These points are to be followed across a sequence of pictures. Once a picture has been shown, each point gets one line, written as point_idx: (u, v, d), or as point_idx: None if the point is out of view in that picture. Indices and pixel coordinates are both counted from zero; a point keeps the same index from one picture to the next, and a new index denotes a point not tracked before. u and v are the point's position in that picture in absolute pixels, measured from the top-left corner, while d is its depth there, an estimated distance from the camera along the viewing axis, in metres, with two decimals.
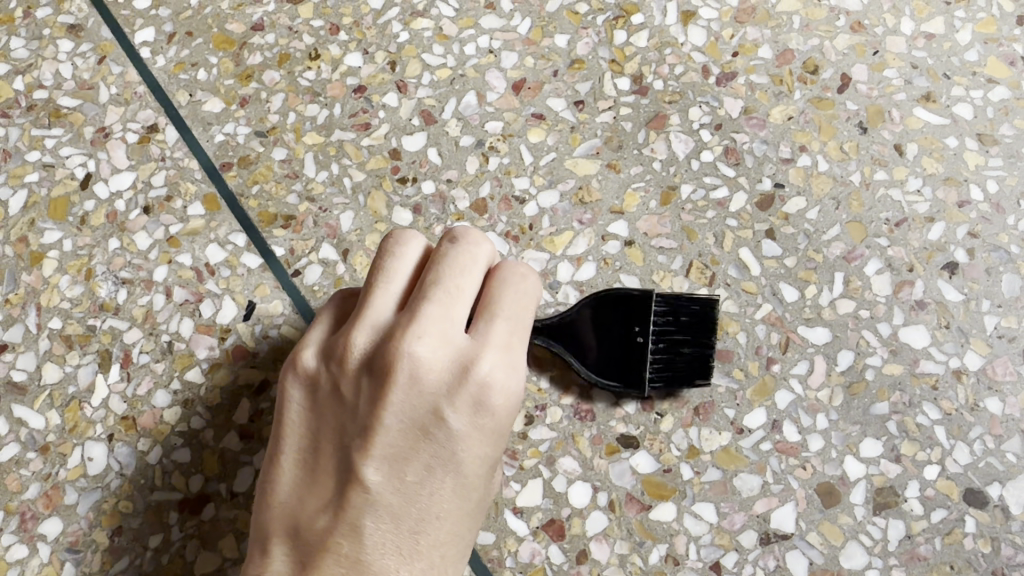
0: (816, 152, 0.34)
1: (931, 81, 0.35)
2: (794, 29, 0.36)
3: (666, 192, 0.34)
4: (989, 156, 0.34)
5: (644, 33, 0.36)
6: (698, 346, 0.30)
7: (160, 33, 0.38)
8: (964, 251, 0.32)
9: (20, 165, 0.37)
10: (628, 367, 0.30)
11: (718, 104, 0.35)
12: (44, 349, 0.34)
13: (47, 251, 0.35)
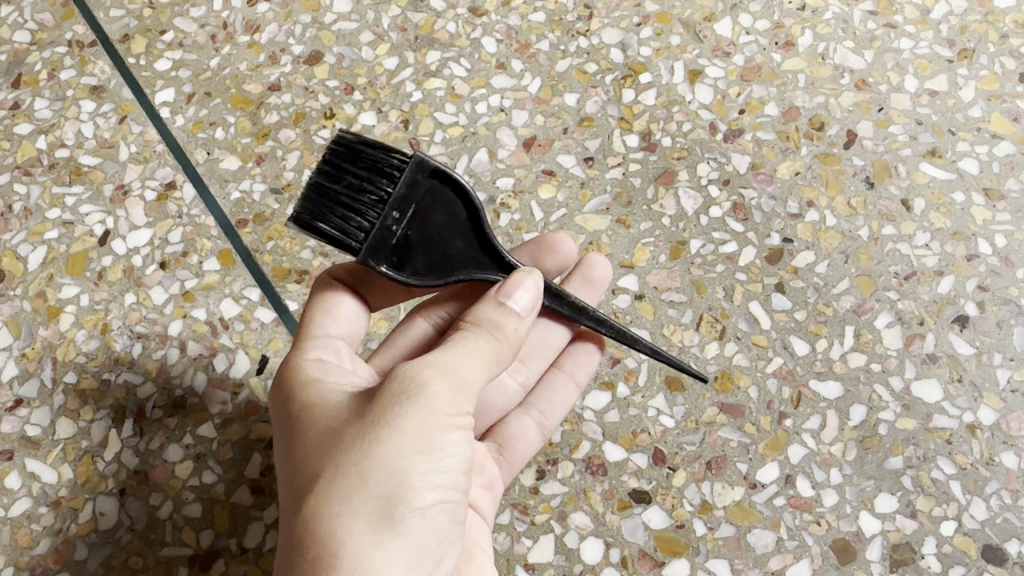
0: (824, 207, 0.34)
1: (936, 137, 0.35)
2: (799, 87, 0.37)
3: (675, 247, 0.34)
4: (997, 210, 0.34)
5: (652, 92, 0.37)
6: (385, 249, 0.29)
7: (180, 93, 0.39)
8: (974, 304, 0.32)
9: (40, 222, 0.37)
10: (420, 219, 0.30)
11: (726, 160, 0.35)
12: (58, 403, 0.34)
13: (64, 305, 0.36)
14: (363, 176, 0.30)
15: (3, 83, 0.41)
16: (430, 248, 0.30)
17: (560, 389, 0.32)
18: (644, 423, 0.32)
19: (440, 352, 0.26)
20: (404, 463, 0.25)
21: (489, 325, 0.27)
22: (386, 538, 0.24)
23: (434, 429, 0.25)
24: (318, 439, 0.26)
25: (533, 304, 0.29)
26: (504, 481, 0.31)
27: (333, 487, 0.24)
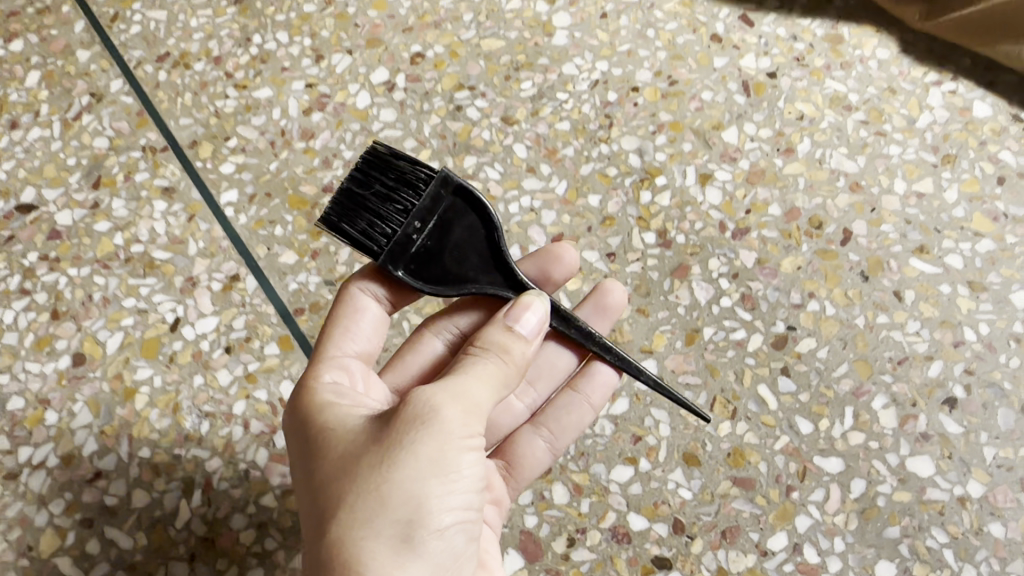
0: (823, 298, 0.38)
1: (924, 235, 0.39)
2: (799, 189, 0.41)
3: (690, 334, 0.38)
4: (980, 301, 0.38)
5: (667, 194, 0.41)
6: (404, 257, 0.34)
7: (243, 194, 0.44)
8: (962, 387, 0.36)
9: (118, 310, 0.42)
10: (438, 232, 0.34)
11: (735, 255, 0.39)
12: (134, 475, 0.38)
13: (139, 386, 0.40)
14: (389, 185, 0.35)
15: (84, 185, 0.45)
16: (445, 256, 0.34)
17: (575, 410, 0.35)
18: (665, 495, 0.35)
19: (451, 379, 0.29)
20: (421, 488, 0.27)
21: (497, 351, 0.31)
22: (405, 555, 0.27)
23: (446, 453, 0.28)
24: (337, 462, 0.28)
25: (535, 336, 0.32)
26: (538, 549, 0.34)
27: (355, 511, 0.27)
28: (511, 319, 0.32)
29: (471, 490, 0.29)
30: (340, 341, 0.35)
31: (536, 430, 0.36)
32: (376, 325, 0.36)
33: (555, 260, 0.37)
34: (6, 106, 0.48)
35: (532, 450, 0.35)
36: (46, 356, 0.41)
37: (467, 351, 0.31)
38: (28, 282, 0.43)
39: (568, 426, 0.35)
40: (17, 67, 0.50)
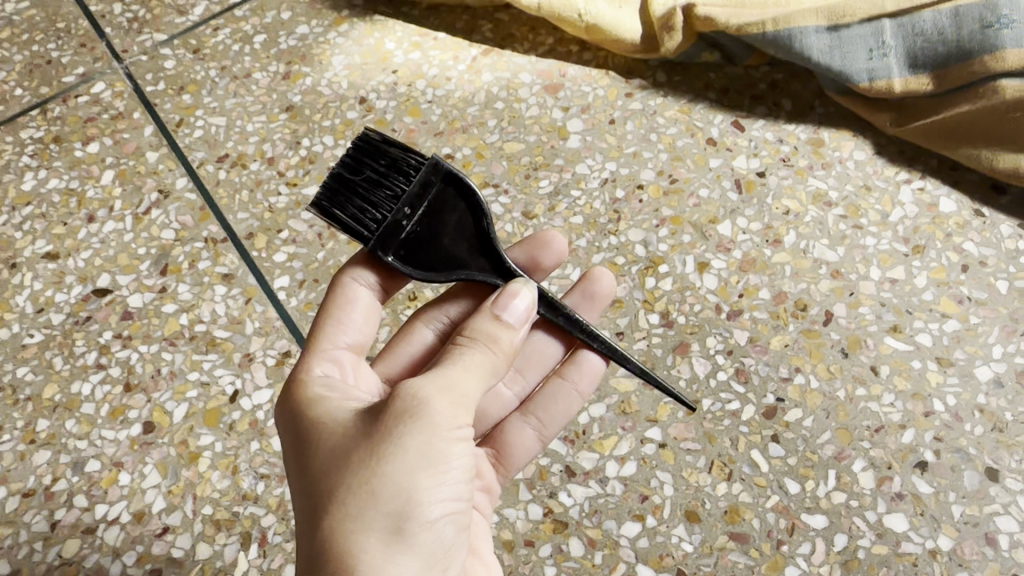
0: (808, 372, 0.43)
1: (897, 316, 0.44)
2: (786, 276, 0.46)
3: (690, 404, 0.43)
4: (947, 375, 0.43)
5: (669, 279, 0.47)
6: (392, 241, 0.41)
7: (294, 280, 0.50)
8: (932, 451, 0.41)
9: (183, 383, 0.47)
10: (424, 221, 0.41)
11: (729, 334, 0.45)
12: (197, 530, 0.42)
13: (202, 450, 0.45)
14: (382, 176, 0.42)
15: (153, 271, 0.51)
16: (429, 242, 0.41)
17: (562, 399, 0.42)
18: (669, 548, 0.39)
19: (437, 377, 0.34)
20: (409, 481, 0.32)
21: (481, 346, 0.36)
22: (394, 541, 0.32)
23: (431, 449, 0.33)
24: (334, 456, 0.33)
25: (514, 333, 0.37)
26: None
27: (350, 503, 0.32)
28: (497, 310, 0.38)
29: (453, 479, 0.34)
30: (333, 336, 0.41)
31: (526, 419, 0.42)
32: (367, 314, 0.43)
33: (544, 246, 0.44)
34: (84, 201, 0.55)
35: (523, 438, 0.41)
36: (120, 424, 0.46)
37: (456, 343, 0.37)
38: (104, 358, 0.48)
39: (556, 412, 0.42)
40: (94, 167, 0.56)
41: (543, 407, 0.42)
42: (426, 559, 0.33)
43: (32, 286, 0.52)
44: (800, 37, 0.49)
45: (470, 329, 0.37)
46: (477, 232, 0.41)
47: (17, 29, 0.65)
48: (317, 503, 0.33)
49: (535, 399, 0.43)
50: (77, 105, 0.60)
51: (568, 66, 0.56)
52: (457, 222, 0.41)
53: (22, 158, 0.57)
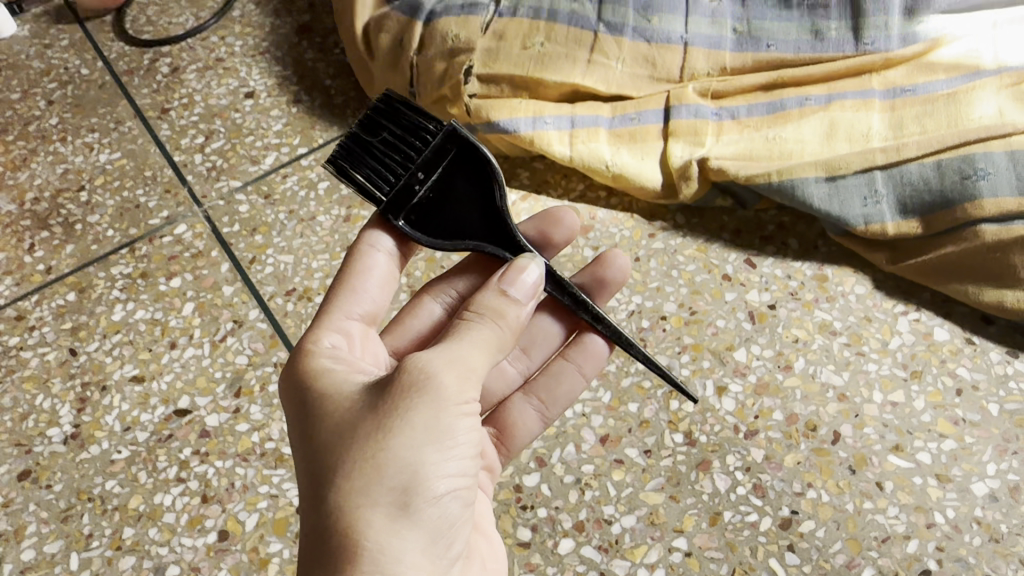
0: (820, 487, 0.48)
1: (898, 436, 0.49)
2: (797, 398, 0.51)
3: (713, 516, 0.48)
4: (946, 489, 0.47)
5: (691, 401, 0.52)
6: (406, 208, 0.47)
7: None
8: (934, 560, 0.45)
9: (254, 494, 0.53)
10: (437, 191, 0.47)
11: (747, 451, 0.50)
12: None
13: (271, 556, 0.51)
14: (399, 139, 0.48)
15: (228, 393, 0.58)
16: (438, 212, 0.47)
17: (566, 383, 0.49)
18: None
19: (443, 354, 0.39)
20: (414, 458, 0.37)
21: (482, 323, 0.41)
22: (398, 514, 0.36)
23: (433, 424, 0.37)
24: (341, 432, 0.37)
25: (517, 310, 0.42)
26: None
27: (357, 477, 0.36)
28: (503, 285, 0.42)
29: (452, 454, 0.38)
30: (345, 303, 0.46)
31: (529, 399, 0.49)
32: (380, 284, 0.48)
33: (556, 221, 0.53)
34: (167, 330, 0.62)
35: (525, 417, 0.49)
36: (198, 532, 0.52)
37: (462, 318, 0.41)
38: (184, 472, 0.54)
39: (558, 394, 0.49)
40: (176, 299, 0.64)
41: (546, 389, 0.49)
42: (427, 529, 0.37)
43: (120, 406, 0.58)
44: (801, 187, 0.56)
45: (475, 305, 0.42)
46: (484, 202, 0.47)
47: (109, 176, 0.74)
48: (324, 477, 0.37)
49: (538, 380, 0.50)
50: (162, 244, 0.68)
51: (597, 209, 0.63)
52: (464, 188, 0.47)
53: (113, 291, 0.65)
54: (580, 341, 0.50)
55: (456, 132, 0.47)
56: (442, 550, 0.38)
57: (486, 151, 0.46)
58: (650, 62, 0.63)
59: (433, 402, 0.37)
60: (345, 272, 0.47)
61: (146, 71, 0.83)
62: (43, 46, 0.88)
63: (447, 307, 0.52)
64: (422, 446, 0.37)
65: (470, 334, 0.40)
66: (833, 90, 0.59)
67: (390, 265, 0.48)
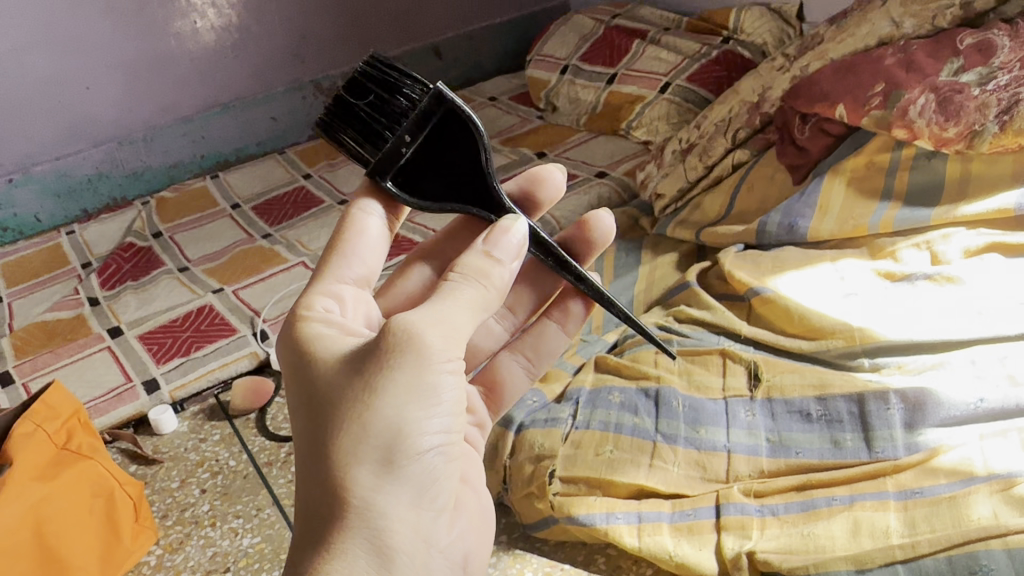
0: None
1: None
2: None
3: None
4: None
5: None
6: (398, 170, 0.58)
7: None
8: None
9: None
10: (424, 157, 0.58)
11: None
12: None
13: None
14: (392, 108, 0.60)
15: None
16: (426, 174, 0.58)
17: (547, 345, 0.70)
18: None
19: (428, 317, 0.48)
20: (395, 420, 0.46)
21: (467, 284, 0.50)
22: (378, 465, 0.46)
23: (414, 388, 0.47)
24: (333, 395, 0.47)
25: (501, 259, 0.52)
26: None
27: (348, 435, 0.46)
28: (485, 245, 0.52)
29: (436, 413, 0.48)
30: (336, 268, 0.57)
31: (516, 357, 0.70)
32: (370, 246, 0.59)
33: (543, 182, 0.64)
34: None
35: (514, 371, 0.70)
36: None
37: (452, 278, 0.51)
38: None
39: (541, 349, 0.70)
40: None
41: (531, 350, 0.70)
42: (410, 482, 0.47)
43: None
44: None
45: (462, 265, 0.51)
46: (466, 165, 0.57)
47: (250, 557, 0.88)
48: (320, 440, 0.47)
49: (524, 341, 0.70)
50: None
51: None
52: (446, 154, 0.57)
53: None
54: (565, 308, 0.69)
55: (441, 96, 0.56)
56: (425, 499, 0.49)
57: (471, 114, 0.56)
58: (702, 465, 0.77)
59: (414, 372, 0.47)
60: (341, 237, 0.58)
61: (282, 462, 1.01)
62: (199, 439, 1.07)
63: (436, 271, 0.68)
64: (404, 409, 0.46)
65: (452, 297, 0.50)
66: (854, 490, 0.71)
67: (377, 230, 0.59)
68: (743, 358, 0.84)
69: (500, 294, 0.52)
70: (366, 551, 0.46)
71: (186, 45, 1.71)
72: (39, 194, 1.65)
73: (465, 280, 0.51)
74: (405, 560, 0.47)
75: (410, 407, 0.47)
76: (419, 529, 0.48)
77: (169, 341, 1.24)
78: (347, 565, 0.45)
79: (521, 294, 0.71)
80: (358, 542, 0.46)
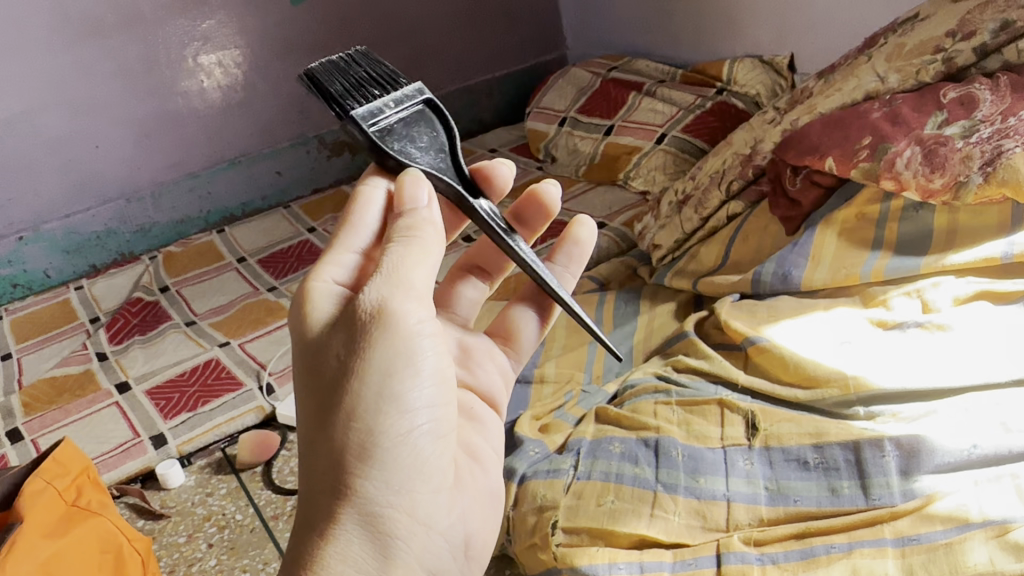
0: None
1: None
2: None
3: None
4: None
5: None
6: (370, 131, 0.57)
7: None
8: None
9: None
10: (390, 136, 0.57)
11: None
12: None
13: None
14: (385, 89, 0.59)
15: None
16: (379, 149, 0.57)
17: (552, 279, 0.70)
18: None
19: (386, 282, 0.49)
20: (373, 395, 0.48)
21: (405, 244, 0.50)
22: (364, 444, 0.47)
23: (389, 362, 0.48)
24: (317, 380, 0.49)
25: (419, 202, 0.52)
26: None
27: (332, 417, 0.47)
28: (396, 206, 0.52)
29: (415, 387, 0.49)
30: (346, 238, 0.54)
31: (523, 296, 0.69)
32: (377, 217, 0.56)
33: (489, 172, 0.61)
34: None
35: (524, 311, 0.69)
36: None
37: (393, 242, 0.50)
38: None
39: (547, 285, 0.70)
40: None
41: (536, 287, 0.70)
42: (401, 462, 0.48)
43: None
44: None
45: (394, 229, 0.51)
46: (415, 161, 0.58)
47: None
48: (311, 427, 0.49)
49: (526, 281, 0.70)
50: None
51: None
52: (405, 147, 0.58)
53: None
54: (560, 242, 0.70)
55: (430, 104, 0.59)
56: (420, 479, 0.49)
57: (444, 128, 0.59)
58: (702, 514, 0.78)
59: (389, 347, 0.48)
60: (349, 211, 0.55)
61: (288, 516, 1.02)
62: (205, 493, 1.08)
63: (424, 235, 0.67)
64: (382, 385, 0.48)
65: (398, 257, 0.50)
66: (852, 538, 0.71)
67: (386, 202, 0.56)
68: (740, 408, 0.86)
69: (438, 242, 0.52)
70: (362, 533, 0.46)
71: (194, 103, 1.75)
72: (48, 251, 1.68)
73: (405, 238, 0.51)
74: (401, 543, 0.47)
75: (387, 382, 0.48)
76: (415, 510, 0.49)
77: (176, 396, 1.26)
78: (343, 549, 0.45)
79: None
80: (352, 524, 0.46)
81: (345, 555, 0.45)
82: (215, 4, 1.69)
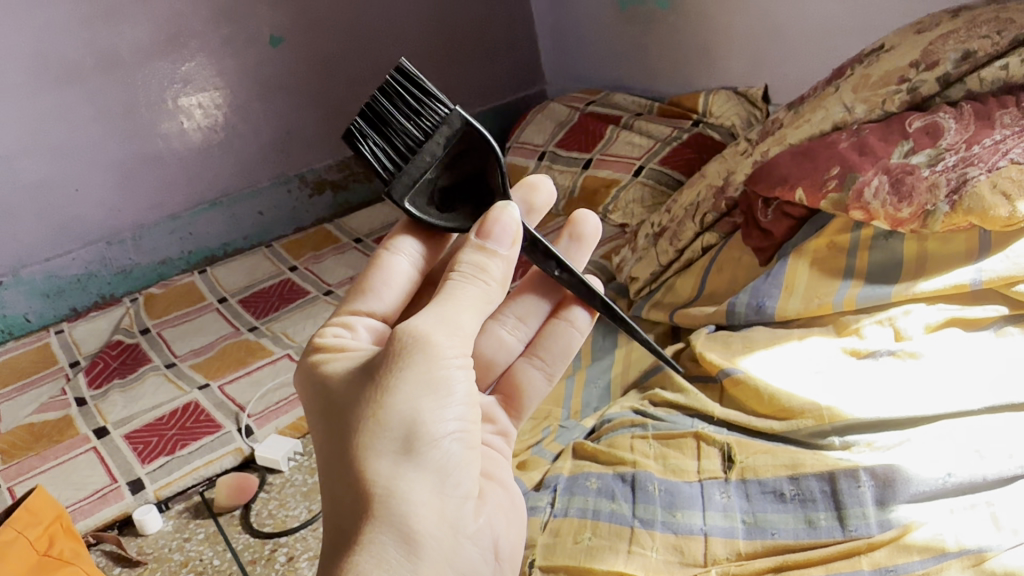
0: None
1: None
2: None
3: None
4: None
5: None
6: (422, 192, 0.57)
7: None
8: None
9: None
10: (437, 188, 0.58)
11: None
12: None
13: None
14: (419, 94, 0.61)
15: None
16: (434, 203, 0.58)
17: (558, 346, 0.70)
18: None
19: (428, 314, 0.51)
20: (407, 409, 0.48)
21: (467, 281, 0.53)
22: (396, 455, 0.48)
23: (423, 381, 0.49)
24: (348, 401, 0.50)
25: (507, 231, 0.54)
26: None
27: (365, 432, 0.48)
28: (480, 236, 0.54)
29: (449, 403, 0.50)
30: (359, 299, 0.60)
31: (531, 361, 0.70)
32: (387, 280, 0.60)
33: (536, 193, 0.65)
34: None
35: (530, 375, 0.70)
36: None
37: (452, 277, 0.53)
38: None
39: (552, 352, 0.70)
40: None
41: (541, 352, 0.70)
42: (432, 468, 0.49)
43: None
44: None
45: (462, 263, 0.54)
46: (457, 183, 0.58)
47: None
48: (340, 447, 0.49)
49: (536, 344, 0.70)
50: None
51: None
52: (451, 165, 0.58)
53: None
54: (570, 309, 0.70)
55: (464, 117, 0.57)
56: (448, 486, 0.50)
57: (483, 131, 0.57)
58: (680, 549, 0.77)
59: (423, 365, 0.49)
60: (367, 272, 0.60)
61: (266, 560, 1.01)
62: (183, 539, 1.07)
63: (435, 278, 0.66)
64: (416, 400, 0.48)
65: (451, 296, 0.52)
66: (830, 569, 0.70)
67: (403, 266, 0.61)
68: (717, 440, 0.85)
69: (501, 285, 0.55)
70: (394, 537, 0.46)
71: (174, 145, 1.76)
72: (28, 295, 1.67)
73: (463, 280, 0.53)
74: (432, 545, 0.48)
75: (422, 399, 0.48)
76: (445, 515, 0.49)
77: (155, 440, 1.25)
78: (376, 555, 0.46)
79: (529, 302, 0.71)
80: (385, 531, 0.46)
81: (377, 559, 0.46)
82: (194, 46, 1.71)
